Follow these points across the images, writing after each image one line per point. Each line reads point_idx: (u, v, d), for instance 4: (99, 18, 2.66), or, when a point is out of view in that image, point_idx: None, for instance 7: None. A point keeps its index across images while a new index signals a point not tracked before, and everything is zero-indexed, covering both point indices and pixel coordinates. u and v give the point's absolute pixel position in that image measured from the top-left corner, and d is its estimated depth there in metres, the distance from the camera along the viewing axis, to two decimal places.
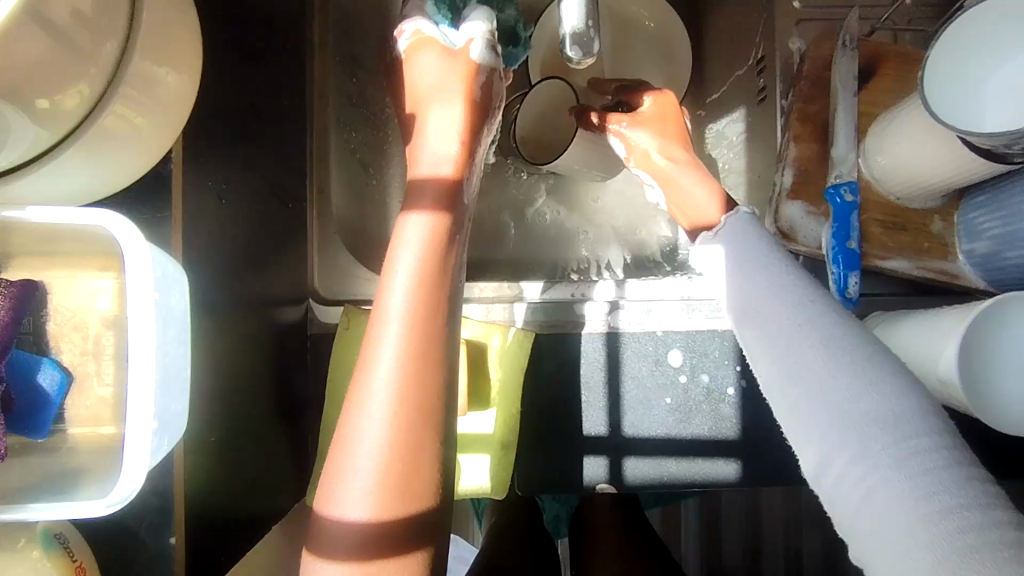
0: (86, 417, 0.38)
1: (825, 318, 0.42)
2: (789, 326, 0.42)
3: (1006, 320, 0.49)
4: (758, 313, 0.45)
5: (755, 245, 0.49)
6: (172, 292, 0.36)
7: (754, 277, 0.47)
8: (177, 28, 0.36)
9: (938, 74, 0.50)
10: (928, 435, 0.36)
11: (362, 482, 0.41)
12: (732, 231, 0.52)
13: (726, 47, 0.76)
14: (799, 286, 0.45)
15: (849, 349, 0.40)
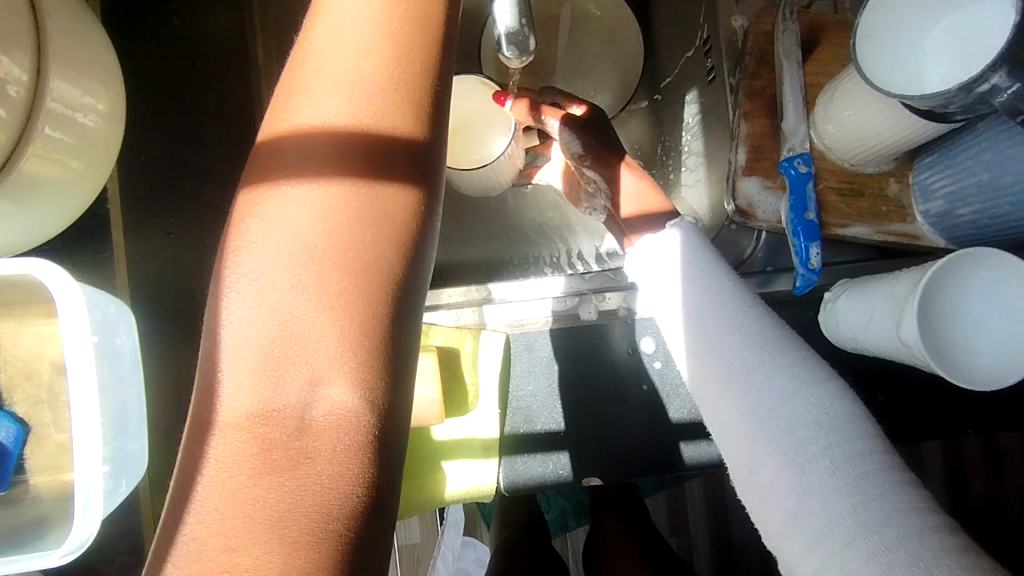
0: (47, 464, 0.39)
1: (768, 328, 0.45)
2: (739, 338, 0.44)
3: (967, 273, 0.50)
4: (705, 321, 0.47)
5: (698, 255, 0.50)
6: (118, 333, 0.37)
7: (705, 287, 0.48)
8: (92, 71, 0.38)
9: (870, 38, 0.51)
10: (863, 438, 0.39)
11: None
12: (678, 233, 0.52)
13: (674, 31, 0.76)
14: (747, 297, 0.47)
15: (791, 360, 0.42)
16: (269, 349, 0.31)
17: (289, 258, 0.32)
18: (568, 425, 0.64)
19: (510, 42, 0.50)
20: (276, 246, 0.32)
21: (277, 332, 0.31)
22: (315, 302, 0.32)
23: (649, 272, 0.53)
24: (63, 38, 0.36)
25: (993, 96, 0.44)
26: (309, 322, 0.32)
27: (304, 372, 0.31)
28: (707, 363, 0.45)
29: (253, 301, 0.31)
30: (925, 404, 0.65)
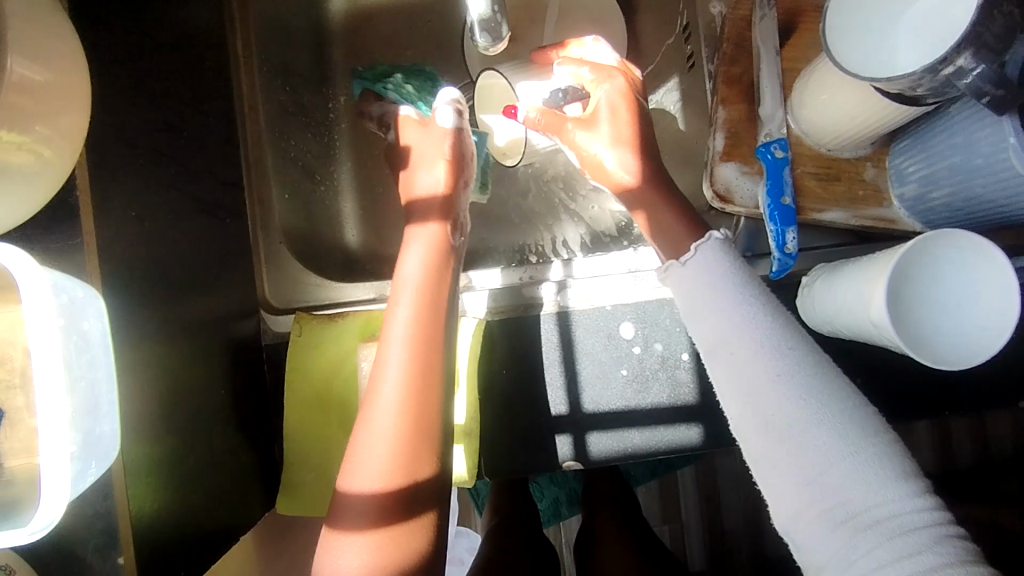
0: (21, 448, 0.39)
1: (810, 375, 0.42)
2: (777, 394, 0.42)
3: (934, 257, 0.52)
4: (738, 368, 0.44)
5: (734, 288, 0.46)
6: (86, 317, 0.37)
7: (739, 329, 0.45)
8: (61, 56, 0.38)
9: (843, 26, 0.51)
10: (910, 498, 0.39)
11: (377, 458, 0.49)
12: (705, 260, 0.48)
13: (655, 18, 0.76)
14: (788, 340, 0.44)
15: (835, 415, 0.41)
16: (391, 415, 0.50)
17: (401, 356, 0.52)
18: (549, 411, 0.65)
19: (483, 28, 0.52)
20: (399, 356, 0.52)
21: (396, 405, 0.50)
22: (416, 382, 0.51)
23: (677, 301, 0.50)
24: (26, 24, 0.36)
25: (958, 79, 0.45)
26: (410, 397, 0.50)
27: (411, 433, 0.50)
28: (744, 414, 0.44)
29: (383, 386, 0.50)
30: (908, 387, 0.65)
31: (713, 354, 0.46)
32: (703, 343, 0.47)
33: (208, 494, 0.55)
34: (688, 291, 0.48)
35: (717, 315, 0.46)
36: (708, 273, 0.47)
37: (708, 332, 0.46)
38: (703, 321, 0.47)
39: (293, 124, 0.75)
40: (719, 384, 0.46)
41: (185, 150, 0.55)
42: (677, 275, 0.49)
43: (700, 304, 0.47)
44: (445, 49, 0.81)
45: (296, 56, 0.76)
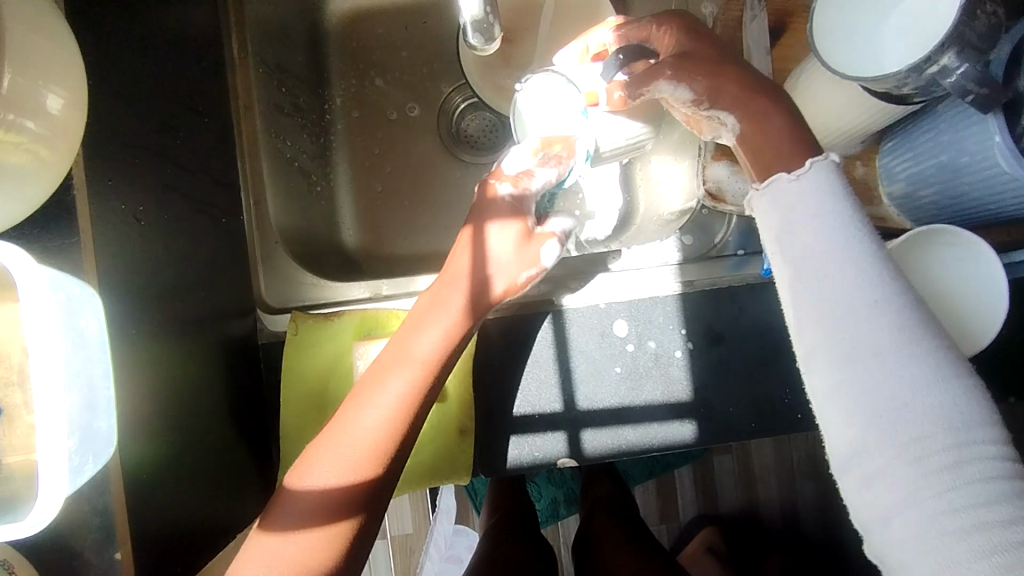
0: (19, 443, 0.39)
1: (906, 306, 0.43)
2: (870, 317, 0.43)
3: (921, 252, 0.53)
4: (832, 288, 0.44)
5: (839, 210, 0.45)
6: (83, 315, 0.38)
7: (840, 251, 0.44)
8: (63, 57, 0.39)
9: (825, 28, 0.52)
10: (989, 446, 0.40)
11: (354, 444, 0.48)
12: (818, 177, 0.46)
13: (647, 19, 0.77)
14: (885, 267, 0.44)
15: (930, 352, 0.42)
16: (360, 444, 0.48)
17: (440, 334, 0.51)
18: (546, 410, 0.65)
19: (475, 29, 0.53)
20: (433, 336, 0.51)
21: (397, 394, 0.49)
22: (422, 378, 0.50)
23: (766, 216, 0.48)
24: (25, 25, 0.36)
25: (943, 78, 0.45)
26: (404, 394, 0.49)
27: (393, 428, 0.49)
28: (829, 341, 0.44)
29: (396, 359, 0.50)
30: None
31: (806, 271, 0.45)
32: (792, 261, 0.46)
33: (205, 492, 0.55)
34: (790, 204, 0.47)
35: (819, 232, 0.45)
36: (817, 189, 0.46)
37: (805, 249, 0.45)
38: (803, 237, 0.46)
39: (288, 125, 0.75)
40: (803, 305, 0.46)
41: (181, 150, 0.56)
42: (782, 188, 0.47)
43: (800, 220, 0.46)
44: (439, 50, 0.82)
45: (290, 57, 0.77)
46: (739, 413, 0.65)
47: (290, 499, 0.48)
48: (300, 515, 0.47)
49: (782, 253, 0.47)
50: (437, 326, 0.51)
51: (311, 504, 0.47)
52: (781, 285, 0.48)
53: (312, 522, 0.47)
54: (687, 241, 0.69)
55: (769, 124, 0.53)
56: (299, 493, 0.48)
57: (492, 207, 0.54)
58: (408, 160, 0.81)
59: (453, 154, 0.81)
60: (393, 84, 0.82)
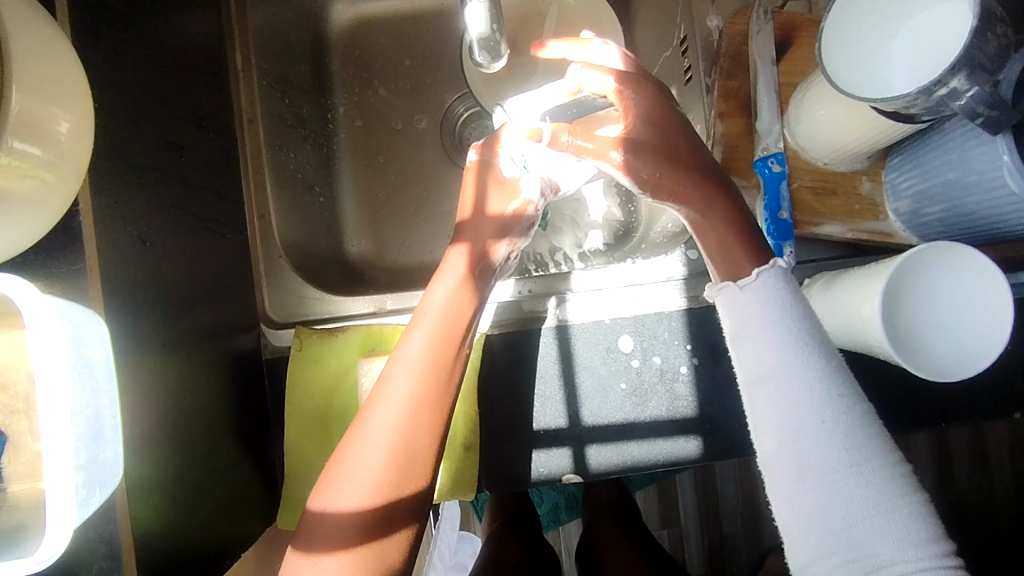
0: (25, 472, 0.39)
1: (855, 423, 0.45)
2: (821, 433, 0.45)
3: (930, 271, 0.52)
4: (785, 404, 0.46)
5: (789, 324, 0.47)
6: (90, 344, 0.38)
7: (791, 367, 0.46)
8: (69, 84, 0.38)
9: (836, 48, 0.52)
10: (943, 562, 0.42)
11: (361, 475, 0.50)
12: (763, 288, 0.49)
13: (653, 30, 0.77)
14: (835, 385, 0.46)
15: (879, 465, 0.44)
16: (368, 473, 0.50)
17: (428, 338, 0.54)
18: (551, 426, 0.65)
19: (482, 46, 0.53)
20: (421, 339, 0.55)
21: (410, 394, 0.52)
22: (428, 377, 0.53)
23: (723, 320, 0.51)
24: (32, 55, 0.36)
25: (952, 100, 0.45)
26: (425, 389, 0.53)
27: (423, 423, 0.52)
28: (784, 447, 0.46)
29: (399, 368, 0.53)
30: (904, 399, 0.65)
31: (759, 385, 0.48)
32: (748, 370, 0.49)
33: (210, 511, 0.55)
34: (742, 314, 0.49)
35: (769, 347, 0.47)
36: (767, 300, 0.48)
37: (758, 358, 0.48)
38: (756, 348, 0.48)
39: (291, 137, 0.75)
40: (762, 414, 0.48)
41: (185, 168, 0.55)
42: (732, 295, 0.50)
43: (752, 331, 0.48)
44: (442, 60, 0.81)
45: (294, 69, 0.76)
46: (745, 430, 0.65)
47: (326, 521, 0.50)
48: (340, 532, 0.49)
49: (740, 363, 0.50)
50: (431, 323, 0.55)
51: (347, 523, 0.50)
52: (738, 393, 0.50)
53: (354, 534, 0.49)
54: (693, 255, 0.68)
55: (706, 222, 0.54)
56: (335, 515, 0.50)
57: (481, 224, 0.61)
58: (412, 170, 0.81)
59: (456, 164, 0.81)
60: (396, 94, 0.81)
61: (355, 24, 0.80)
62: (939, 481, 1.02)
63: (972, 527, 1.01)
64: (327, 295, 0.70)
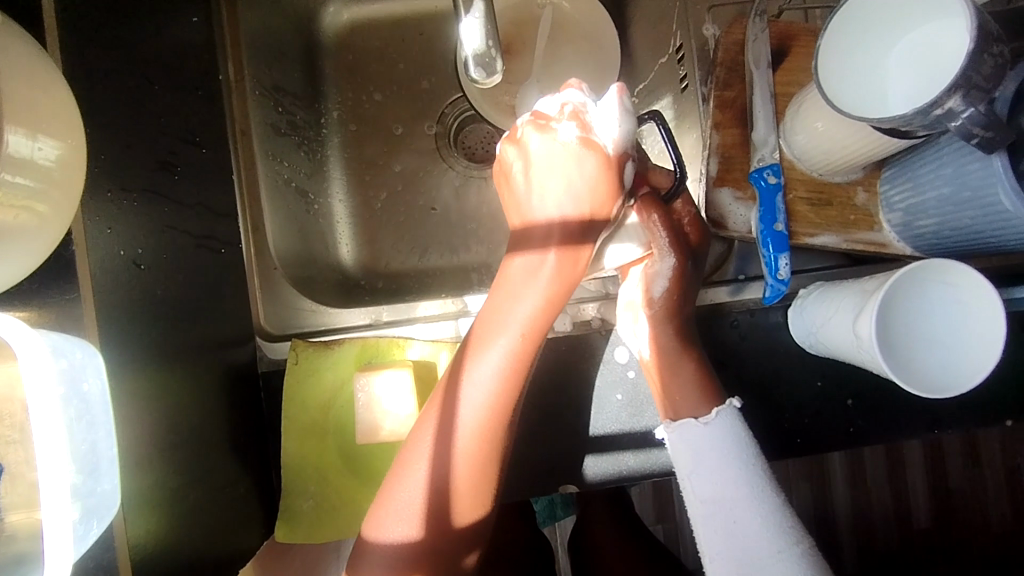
0: (21, 503, 0.40)
1: (786, 532, 0.53)
2: (775, 568, 0.52)
3: (923, 287, 0.52)
4: (738, 527, 0.53)
5: (740, 454, 0.54)
6: (86, 378, 0.39)
7: (746, 496, 0.53)
8: (60, 117, 0.39)
9: (831, 71, 0.52)
10: None
11: (410, 501, 0.54)
12: (723, 425, 0.56)
13: (650, 35, 0.76)
14: (776, 499, 0.54)
15: (805, 562, 0.52)
16: (417, 501, 0.54)
17: (500, 364, 0.55)
18: (546, 437, 0.65)
19: (477, 63, 0.53)
20: (494, 364, 0.55)
21: (468, 427, 0.55)
22: (495, 404, 0.55)
23: (680, 453, 0.57)
24: (25, 91, 0.36)
25: (949, 120, 0.45)
26: (490, 419, 0.55)
27: (481, 454, 0.55)
28: (730, 545, 0.53)
29: (454, 398, 0.55)
30: (897, 407, 0.66)
31: (715, 514, 0.54)
32: (704, 500, 0.54)
33: (209, 528, 0.55)
34: (697, 446, 0.56)
35: (722, 478, 0.54)
36: (725, 436, 0.56)
37: (711, 493, 0.54)
38: (709, 479, 0.54)
39: (285, 146, 0.74)
40: (715, 545, 0.54)
41: (179, 186, 0.55)
42: (691, 430, 0.56)
43: (710, 467, 0.54)
44: (439, 65, 0.80)
45: (287, 75, 0.76)
46: None
47: (376, 544, 0.54)
48: (388, 556, 0.54)
49: (695, 493, 0.55)
50: (510, 335, 0.55)
51: (395, 550, 0.54)
52: (693, 517, 0.55)
53: (402, 560, 0.54)
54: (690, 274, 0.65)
55: (677, 378, 0.61)
56: (386, 538, 0.54)
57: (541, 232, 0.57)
58: (406, 175, 0.79)
59: (453, 168, 0.79)
60: (391, 98, 0.80)
61: (349, 28, 0.79)
62: (931, 477, 1.04)
63: (958, 519, 1.04)
64: (323, 305, 0.70)
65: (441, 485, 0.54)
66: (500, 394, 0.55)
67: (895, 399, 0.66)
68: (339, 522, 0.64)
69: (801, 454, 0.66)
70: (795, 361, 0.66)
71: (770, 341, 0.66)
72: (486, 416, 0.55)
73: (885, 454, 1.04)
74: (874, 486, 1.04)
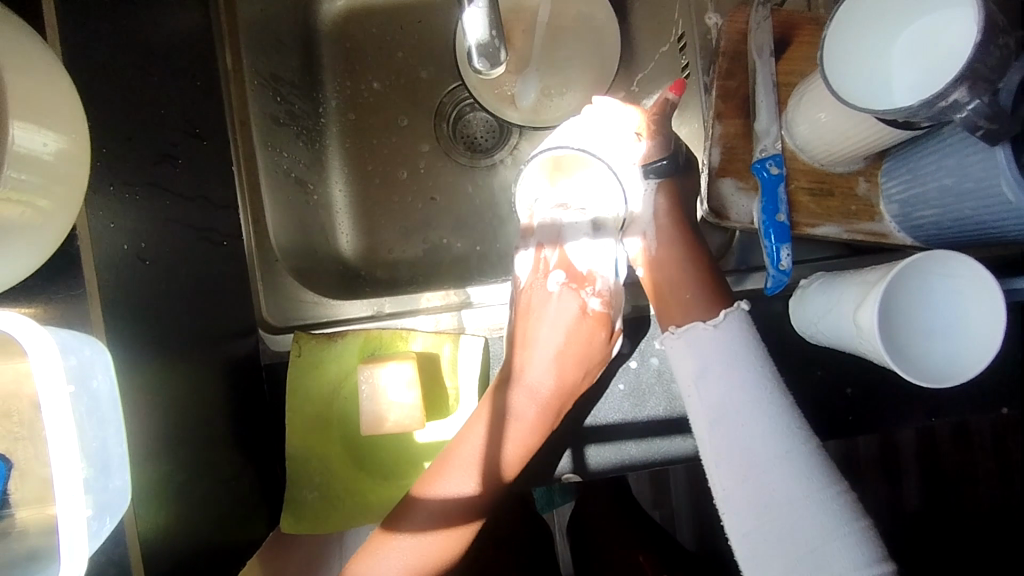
0: (32, 499, 0.40)
1: (791, 429, 0.53)
2: (782, 468, 0.52)
3: (926, 274, 0.53)
4: (743, 430, 0.53)
5: (748, 358, 0.55)
6: (95, 375, 0.39)
7: (747, 396, 0.54)
8: (56, 110, 0.38)
9: (836, 64, 0.52)
10: (866, 540, 0.50)
11: (497, 451, 0.62)
12: (730, 330, 0.57)
13: (652, 24, 0.75)
14: (783, 401, 0.54)
15: (807, 457, 0.52)
16: (476, 472, 0.62)
17: (557, 359, 0.65)
18: (547, 430, 0.66)
19: (480, 53, 0.53)
20: (550, 357, 0.65)
21: (528, 420, 0.63)
22: (548, 410, 0.64)
23: (684, 361, 0.57)
24: (24, 85, 0.36)
25: (953, 112, 0.45)
26: (542, 414, 0.64)
27: (534, 432, 0.63)
28: (733, 446, 0.54)
29: (547, 360, 0.65)
30: (894, 396, 0.67)
31: (721, 417, 0.54)
32: (710, 407, 0.55)
33: (217, 521, 0.56)
34: (704, 350, 0.56)
35: (730, 383, 0.54)
36: (731, 340, 0.56)
37: (718, 400, 0.54)
38: (716, 386, 0.55)
39: (284, 136, 0.74)
40: (721, 451, 0.54)
41: (180, 178, 0.55)
42: (699, 336, 0.57)
43: (718, 373, 0.55)
44: (438, 54, 0.79)
45: (285, 64, 0.74)
46: None
47: (426, 501, 0.62)
48: (436, 513, 0.61)
49: (699, 400, 0.56)
50: (553, 358, 0.65)
51: (451, 502, 0.62)
52: (699, 428, 0.56)
53: (452, 514, 0.62)
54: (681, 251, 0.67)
55: (674, 298, 0.64)
56: (439, 496, 0.62)
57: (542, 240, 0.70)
58: (406, 164, 0.79)
59: (453, 158, 0.79)
60: (390, 88, 0.79)
61: (346, 15, 0.78)
62: (924, 463, 1.06)
63: (950, 502, 1.06)
64: (324, 297, 0.70)
65: (511, 456, 0.63)
66: (558, 393, 0.64)
67: (893, 389, 0.67)
68: (343, 512, 0.65)
69: None
70: (795, 350, 0.67)
71: (770, 332, 0.67)
72: (550, 406, 0.64)
73: (880, 439, 1.06)
74: (869, 471, 1.05)
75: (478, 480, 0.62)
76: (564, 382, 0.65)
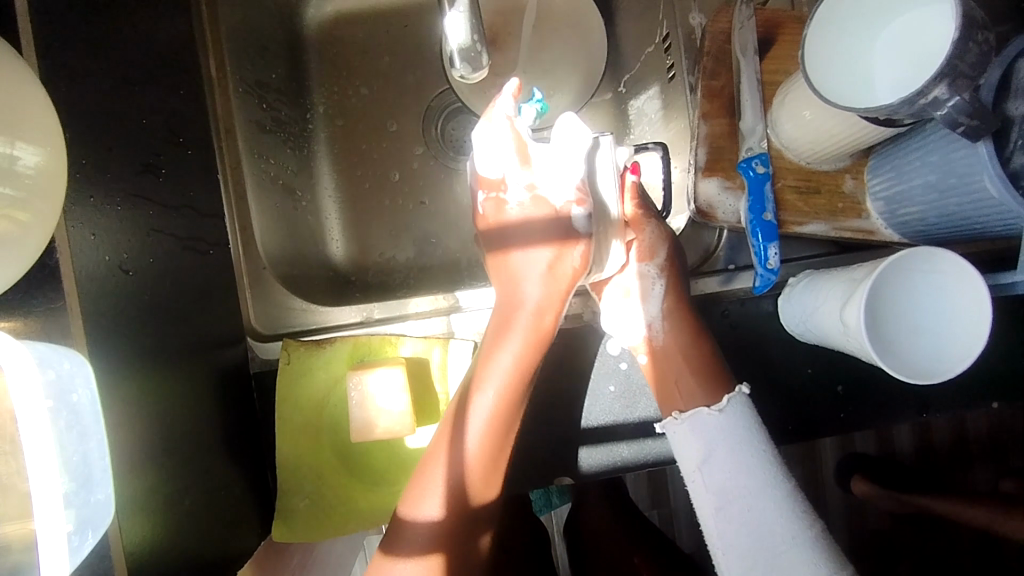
0: (14, 514, 0.40)
1: (796, 515, 0.55)
2: (789, 558, 0.54)
3: (910, 274, 0.53)
4: (751, 518, 0.55)
5: (752, 445, 0.56)
6: (75, 389, 0.39)
7: (755, 483, 0.55)
8: (30, 124, 0.38)
9: (818, 63, 0.52)
10: None
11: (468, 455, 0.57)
12: (735, 416, 0.57)
13: (638, 24, 0.75)
14: (787, 486, 0.56)
15: (812, 542, 0.54)
16: (459, 485, 0.57)
17: (524, 336, 0.58)
18: (539, 433, 0.66)
19: (461, 58, 0.52)
20: (513, 348, 0.58)
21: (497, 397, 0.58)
22: (509, 390, 0.58)
23: (689, 443, 0.58)
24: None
25: (935, 109, 0.45)
26: (511, 387, 0.58)
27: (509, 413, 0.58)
28: (743, 532, 0.55)
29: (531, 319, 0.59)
30: (886, 392, 0.67)
31: (728, 503, 0.56)
32: (717, 493, 0.56)
33: (207, 532, 0.55)
34: (709, 436, 0.58)
35: (736, 470, 0.56)
36: (736, 426, 0.57)
37: (724, 485, 0.56)
38: (724, 471, 0.56)
39: (270, 143, 0.73)
40: (730, 535, 0.56)
41: (164, 188, 0.54)
42: (703, 421, 0.58)
43: (722, 460, 0.56)
44: (424, 58, 0.79)
45: (270, 71, 0.74)
46: None
47: (411, 528, 0.57)
48: (425, 538, 0.57)
49: (706, 485, 0.57)
50: (523, 327, 0.59)
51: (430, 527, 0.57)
52: (706, 511, 0.57)
53: (437, 542, 0.57)
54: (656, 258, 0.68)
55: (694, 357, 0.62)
56: (420, 521, 0.57)
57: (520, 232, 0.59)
58: (394, 169, 0.79)
59: (441, 162, 0.79)
60: (378, 93, 0.79)
61: (332, 21, 0.78)
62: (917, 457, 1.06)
63: None
64: (313, 303, 0.70)
65: (480, 455, 0.57)
66: (525, 363, 0.58)
67: (885, 385, 0.66)
68: (334, 519, 0.65)
69: (793, 440, 0.67)
70: (786, 348, 0.67)
71: (760, 330, 0.67)
72: (505, 384, 0.58)
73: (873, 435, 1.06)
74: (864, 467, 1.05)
75: (451, 498, 0.57)
76: (488, 357, 0.59)
